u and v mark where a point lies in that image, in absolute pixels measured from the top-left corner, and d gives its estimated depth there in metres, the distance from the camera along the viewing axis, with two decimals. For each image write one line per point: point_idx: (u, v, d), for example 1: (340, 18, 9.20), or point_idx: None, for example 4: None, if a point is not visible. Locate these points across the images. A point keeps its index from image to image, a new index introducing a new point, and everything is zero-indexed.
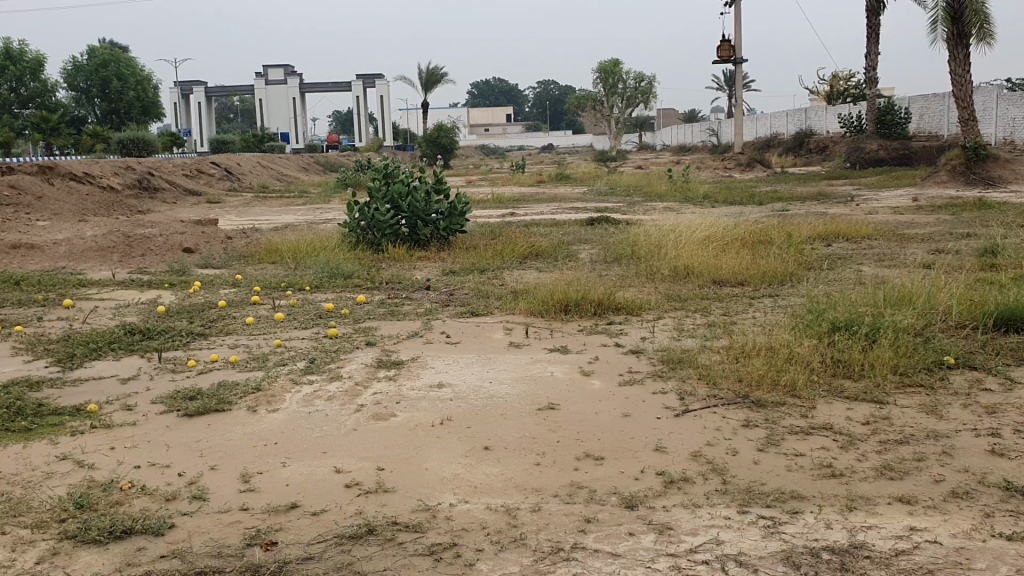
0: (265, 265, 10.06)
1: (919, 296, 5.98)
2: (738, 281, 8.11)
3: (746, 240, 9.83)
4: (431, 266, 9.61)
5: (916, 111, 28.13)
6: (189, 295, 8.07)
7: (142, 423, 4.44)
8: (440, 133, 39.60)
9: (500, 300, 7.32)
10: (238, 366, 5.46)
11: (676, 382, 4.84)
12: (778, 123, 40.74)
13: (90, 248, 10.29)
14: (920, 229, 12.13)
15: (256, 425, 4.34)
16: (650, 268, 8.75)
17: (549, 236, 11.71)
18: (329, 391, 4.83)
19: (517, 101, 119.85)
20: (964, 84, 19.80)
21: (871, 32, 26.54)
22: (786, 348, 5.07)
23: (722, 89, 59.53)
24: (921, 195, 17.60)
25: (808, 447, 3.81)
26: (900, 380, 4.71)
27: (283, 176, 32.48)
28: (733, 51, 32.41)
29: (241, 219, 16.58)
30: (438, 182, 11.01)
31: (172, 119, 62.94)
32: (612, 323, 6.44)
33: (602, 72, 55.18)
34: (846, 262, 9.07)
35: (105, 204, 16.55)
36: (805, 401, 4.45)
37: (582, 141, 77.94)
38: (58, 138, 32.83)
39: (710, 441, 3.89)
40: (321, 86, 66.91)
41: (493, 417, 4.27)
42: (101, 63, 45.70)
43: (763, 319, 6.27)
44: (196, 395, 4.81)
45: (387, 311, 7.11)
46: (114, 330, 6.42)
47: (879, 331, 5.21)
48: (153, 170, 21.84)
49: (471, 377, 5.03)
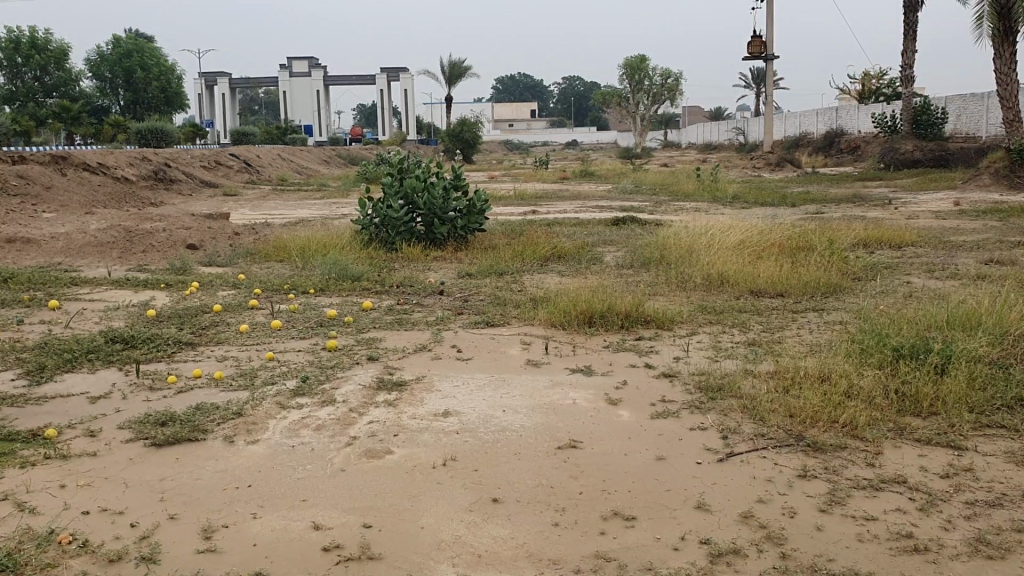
0: (271, 264, 9.51)
1: (987, 316, 5.32)
2: (777, 291, 7.48)
3: (784, 247, 9.16)
4: (447, 267, 9.05)
5: (953, 112, 27.25)
6: (185, 296, 7.52)
7: (102, 455, 3.85)
8: (463, 126, 39.03)
9: (518, 308, 6.71)
10: (222, 385, 4.86)
11: (717, 416, 4.20)
12: (808, 121, 39.86)
13: (88, 244, 9.76)
14: (968, 236, 11.39)
15: (230, 461, 3.75)
16: (681, 276, 8.11)
17: (573, 236, 11.08)
18: (319, 420, 4.22)
19: (543, 98, 119.18)
20: (1009, 84, 18.92)
21: (908, 29, 25.71)
22: (843, 378, 4.43)
23: (750, 87, 58.56)
24: (962, 198, 16.83)
25: (881, 508, 3.18)
26: (978, 419, 4.06)
27: (303, 168, 32.05)
28: (765, 47, 31.61)
29: (254, 214, 16.08)
30: (456, 178, 10.40)
31: (197, 110, 62.87)
32: (641, 339, 5.81)
33: (629, 68, 54.37)
34: (892, 272, 8.42)
35: (117, 196, 16.08)
36: (870, 444, 3.80)
37: (607, 137, 77.25)
38: (79, 127, 32.75)
39: (762, 498, 3.29)
40: (345, 78, 66.65)
41: (504, 457, 3.67)
42: (125, 54, 45.51)
43: (811, 340, 5.62)
44: (168, 420, 4.21)
45: (395, 320, 6.52)
46: (95, 337, 5.84)
47: (950, 361, 4.55)
48: (170, 162, 21.42)
49: (481, 404, 4.41)
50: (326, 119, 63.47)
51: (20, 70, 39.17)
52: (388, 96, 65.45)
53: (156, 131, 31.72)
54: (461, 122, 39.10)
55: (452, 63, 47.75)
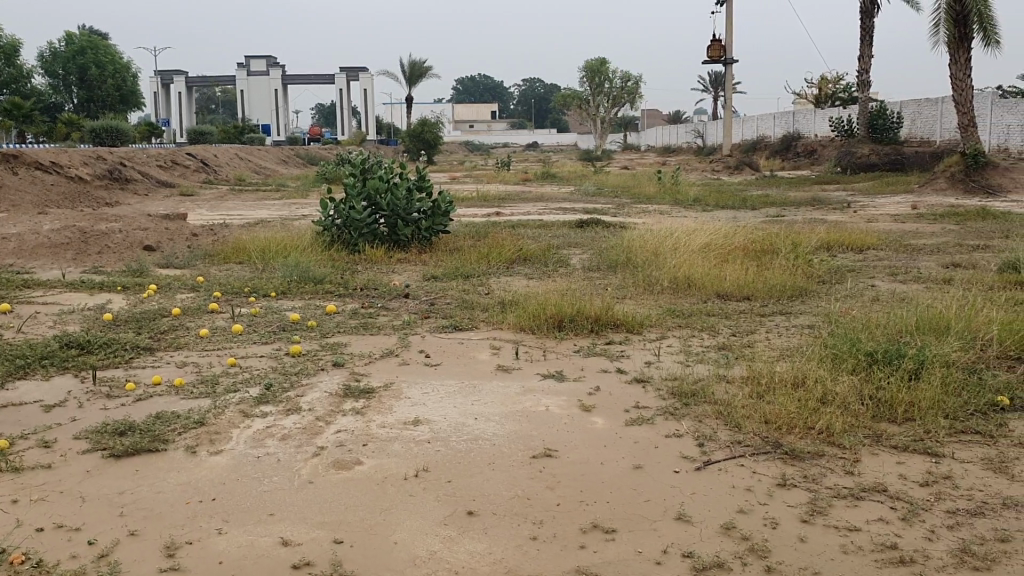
0: (231, 266, 9.31)
1: (956, 319, 5.32)
2: (744, 294, 7.46)
3: (749, 250, 9.15)
4: (411, 270, 8.92)
5: (908, 116, 27.64)
6: (142, 299, 7.31)
7: (58, 467, 3.69)
8: (424, 127, 38.83)
9: (485, 312, 6.62)
10: (182, 393, 4.70)
11: (692, 423, 4.14)
12: (766, 125, 40.23)
13: (40, 245, 9.48)
14: (928, 240, 11.48)
15: (193, 473, 3.61)
16: (648, 279, 8.06)
17: (538, 238, 11.00)
18: (285, 429, 4.09)
19: (503, 99, 119.21)
20: (964, 89, 19.16)
21: (865, 35, 26.02)
22: (818, 384, 4.39)
23: (708, 90, 59.00)
24: (919, 202, 17.04)
25: (863, 518, 3.13)
26: (953, 425, 4.04)
27: (262, 168, 31.65)
28: (724, 51, 31.82)
29: (212, 214, 15.79)
30: (420, 179, 10.27)
31: (152, 108, 61.90)
32: (611, 343, 5.74)
33: (588, 70, 54.47)
34: (856, 276, 8.45)
35: (71, 195, 15.70)
36: (847, 451, 3.76)
37: (567, 139, 77.41)
38: (31, 125, 32.06)
39: (743, 508, 3.23)
40: (304, 78, 66.07)
41: (478, 468, 3.58)
42: (79, 51, 44.65)
43: (782, 344, 5.59)
44: (127, 430, 4.05)
45: (360, 324, 6.38)
46: (49, 342, 5.64)
47: (923, 366, 4.54)
48: (125, 161, 21.00)
49: (451, 412, 4.30)
50: (284, 119, 62.84)
51: None
52: (347, 96, 64.95)
53: (111, 130, 31.12)
54: (422, 123, 38.88)
55: (412, 64, 47.49)
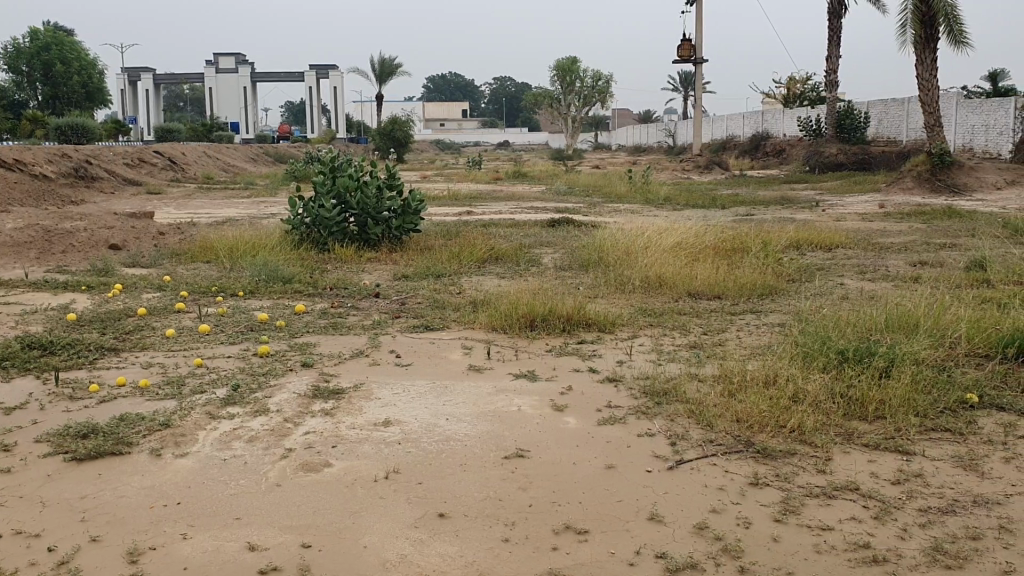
0: (198, 265, 9.19)
1: (924, 317, 5.35)
2: (715, 294, 7.46)
3: (719, 249, 9.16)
4: (381, 269, 8.84)
5: (876, 116, 27.90)
6: (107, 299, 7.19)
7: (18, 471, 3.60)
8: (394, 125, 38.67)
9: (456, 311, 6.56)
10: (148, 394, 4.61)
11: (664, 422, 4.12)
12: (735, 125, 40.48)
13: (3, 244, 9.32)
14: (896, 239, 11.59)
15: (157, 476, 3.53)
16: (619, 278, 8.04)
17: (509, 237, 10.95)
18: (252, 431, 4.02)
19: (474, 98, 119.11)
20: (930, 89, 19.37)
21: (832, 35, 26.23)
22: (789, 383, 4.39)
23: (679, 90, 59.26)
24: (887, 201, 17.18)
25: (835, 517, 3.12)
26: (923, 423, 4.05)
27: (230, 167, 31.37)
28: (694, 51, 31.95)
29: (180, 213, 15.60)
30: (391, 177, 10.19)
31: (119, 106, 61.21)
32: (583, 342, 5.71)
33: (559, 70, 54.55)
34: (825, 274, 8.49)
35: (35, 194, 15.46)
36: (818, 449, 3.76)
37: (538, 138, 77.41)
38: None
39: (715, 508, 3.21)
40: (273, 76, 65.60)
41: (449, 469, 3.53)
42: (44, 47, 44.00)
43: (753, 342, 5.59)
44: (90, 433, 3.97)
45: (329, 324, 6.31)
46: (10, 343, 5.51)
47: (893, 365, 4.55)
48: (91, 159, 20.72)
49: (422, 412, 4.26)
50: (253, 117, 62.34)
51: None
52: (317, 94, 64.53)
53: (76, 127, 30.68)
54: (392, 121, 38.72)
55: (383, 62, 47.27)
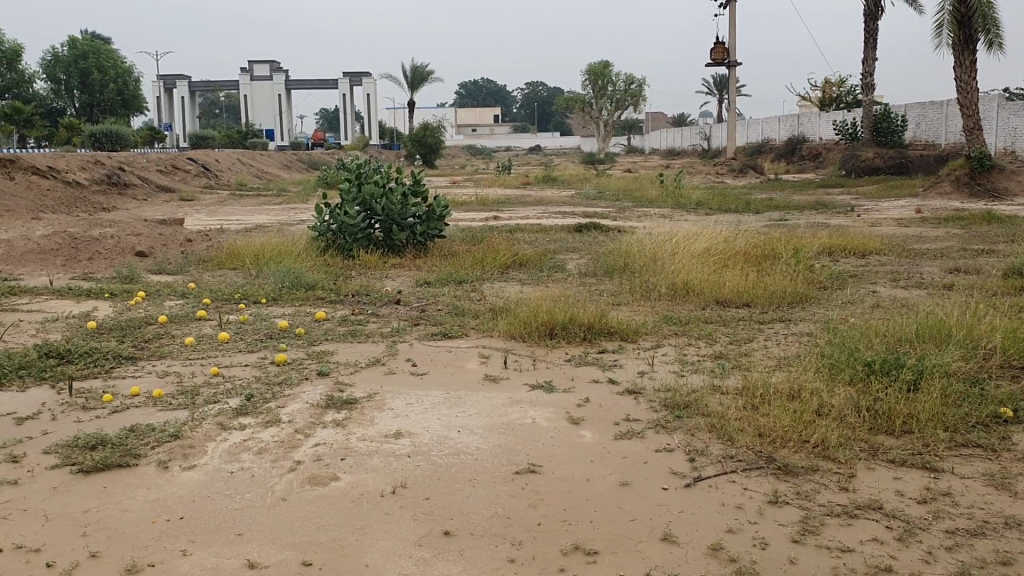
0: (224, 271, 9.19)
1: (957, 327, 5.18)
2: (743, 301, 7.31)
3: (749, 255, 8.99)
4: (405, 275, 8.78)
5: (913, 119, 27.45)
6: (129, 307, 7.19)
7: (25, 483, 3.56)
8: (426, 131, 38.74)
9: (477, 319, 6.48)
10: (161, 404, 4.57)
11: (683, 436, 4.00)
12: (769, 128, 40.08)
13: (30, 252, 9.37)
14: (931, 244, 11.34)
15: (163, 489, 3.48)
16: (644, 285, 7.91)
17: (536, 243, 10.86)
18: (262, 442, 3.96)
19: (506, 103, 119.27)
20: (969, 91, 19.02)
21: (869, 37, 25.87)
22: (813, 396, 4.25)
23: (712, 94, 58.87)
24: (924, 205, 16.85)
25: (857, 538, 2.99)
26: (953, 438, 3.89)
27: (263, 173, 31.56)
28: (727, 54, 31.67)
29: (210, 219, 15.66)
30: (416, 183, 10.14)
31: (155, 113, 61.97)
32: (604, 352, 5.60)
33: (591, 73, 54.39)
34: (858, 281, 8.29)
35: (67, 201, 15.61)
36: (842, 466, 3.62)
37: (571, 142, 77.30)
38: (33, 129, 32.09)
39: (732, 527, 3.10)
40: (307, 82, 66.10)
41: (458, 484, 3.44)
42: (81, 55, 44.67)
43: (778, 353, 5.45)
44: (99, 444, 3.92)
45: (349, 332, 6.25)
46: (29, 351, 5.51)
47: (922, 377, 4.40)
48: (124, 165, 20.92)
49: (435, 424, 4.17)
50: (287, 123, 62.83)
51: None
52: (350, 100, 64.86)
53: (111, 134, 31.04)
54: (423, 127, 38.79)
55: (414, 67, 47.40)
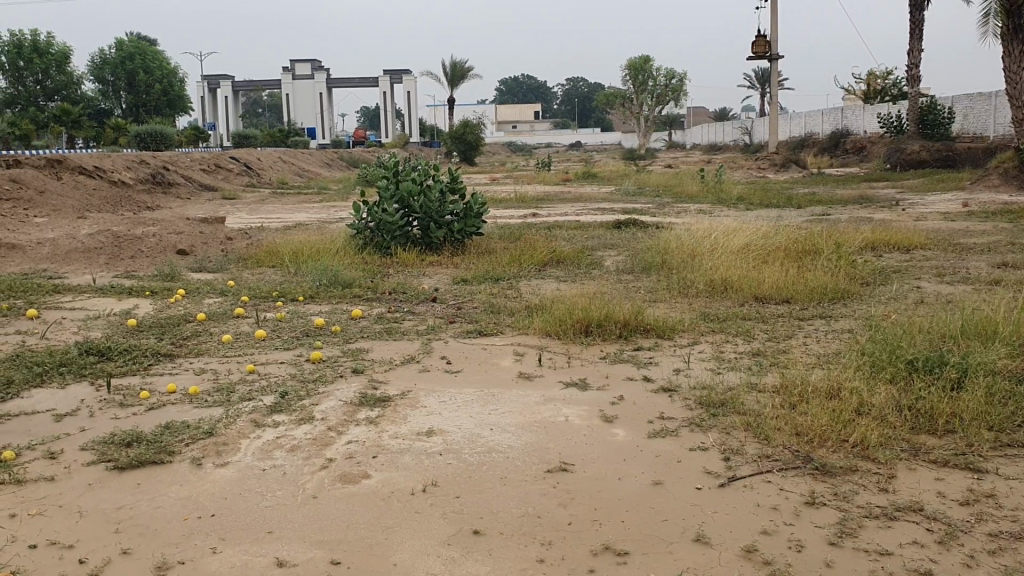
0: (263, 269, 9.26)
1: (1002, 324, 5.04)
2: (783, 298, 7.20)
3: (789, 250, 8.86)
4: (442, 273, 8.79)
5: (960, 111, 26.91)
6: (169, 305, 7.25)
7: (61, 480, 3.60)
8: (466, 128, 38.76)
9: (513, 317, 6.44)
10: (196, 401, 4.61)
11: (719, 435, 3.94)
12: (812, 122, 39.59)
13: (74, 251, 9.51)
14: (977, 238, 11.10)
15: (195, 486, 3.49)
16: (682, 282, 7.83)
17: (574, 240, 10.80)
18: (293, 440, 3.96)
19: (547, 100, 119.26)
20: (1017, 82, 18.43)
21: (914, 28, 25.41)
22: (853, 395, 4.16)
23: (755, 88, 58.26)
24: (971, 199, 16.51)
25: (896, 540, 2.92)
26: (998, 438, 3.78)
27: (304, 171, 31.81)
28: (769, 47, 31.30)
29: (251, 218, 15.81)
30: (453, 181, 10.13)
31: (200, 113, 62.79)
32: (640, 349, 5.54)
33: (631, 69, 54.12)
34: (901, 277, 8.13)
35: (112, 200, 15.83)
36: (881, 466, 3.53)
37: (611, 138, 77.00)
38: (81, 130, 32.74)
39: (767, 528, 3.03)
40: (348, 81, 66.54)
41: (489, 483, 3.42)
42: (127, 56, 45.41)
43: (818, 351, 5.36)
44: (134, 441, 3.96)
45: (384, 329, 6.25)
46: (69, 348, 5.58)
47: (966, 376, 4.29)
48: (168, 165, 21.19)
49: (467, 422, 4.15)
50: (329, 121, 63.26)
51: (22, 74, 39.17)
52: (391, 98, 65.14)
53: (156, 134, 31.46)
54: (463, 125, 38.84)
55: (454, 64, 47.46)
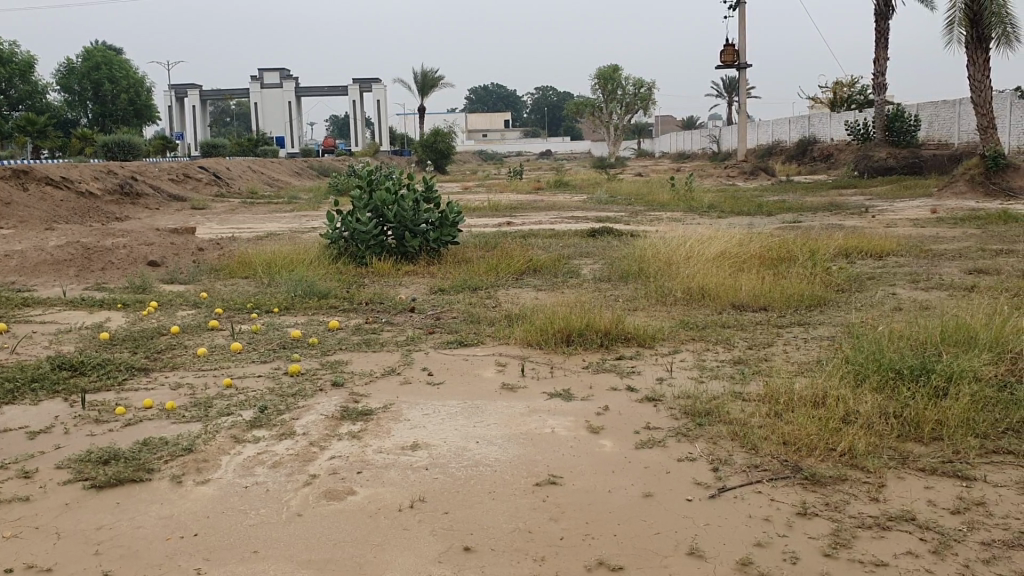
0: (236, 280, 9.13)
1: (982, 329, 5.06)
2: (761, 305, 7.20)
3: (765, 257, 8.89)
4: (419, 282, 8.73)
5: (926, 118, 27.26)
6: (142, 317, 7.13)
7: (37, 499, 3.51)
8: (437, 137, 38.63)
9: (493, 326, 6.39)
10: (174, 416, 4.51)
11: (706, 445, 3.91)
12: (780, 130, 39.95)
13: (43, 262, 9.36)
14: (948, 244, 11.22)
15: (176, 505, 3.41)
16: (660, 289, 7.82)
17: (549, 248, 10.76)
18: (276, 456, 3.88)
19: (516, 107, 119.53)
20: (982, 90, 18.78)
21: (880, 37, 25.72)
22: (839, 403, 4.15)
23: (723, 96, 58.72)
24: (939, 205, 16.73)
25: (891, 551, 2.90)
26: (983, 445, 3.80)
27: (274, 181, 31.59)
28: (737, 56, 31.51)
29: (222, 228, 15.64)
30: (428, 190, 10.04)
31: (167, 123, 62.25)
32: (622, 359, 5.51)
33: (601, 77, 54.29)
34: (876, 284, 8.19)
35: (80, 211, 15.61)
36: (871, 475, 3.52)
37: (581, 146, 77.17)
38: (45, 140, 32.37)
39: (761, 540, 3.01)
40: (318, 90, 66.26)
41: (477, 498, 3.37)
42: (93, 66, 44.88)
43: (800, 358, 5.36)
44: (111, 458, 3.86)
45: (363, 340, 6.19)
46: (42, 363, 5.46)
47: (950, 383, 4.30)
48: (136, 175, 20.94)
49: (452, 435, 4.10)
50: (297, 130, 62.88)
51: None
52: (360, 106, 64.90)
53: (123, 144, 31.12)
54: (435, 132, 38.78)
55: (425, 73, 47.37)
